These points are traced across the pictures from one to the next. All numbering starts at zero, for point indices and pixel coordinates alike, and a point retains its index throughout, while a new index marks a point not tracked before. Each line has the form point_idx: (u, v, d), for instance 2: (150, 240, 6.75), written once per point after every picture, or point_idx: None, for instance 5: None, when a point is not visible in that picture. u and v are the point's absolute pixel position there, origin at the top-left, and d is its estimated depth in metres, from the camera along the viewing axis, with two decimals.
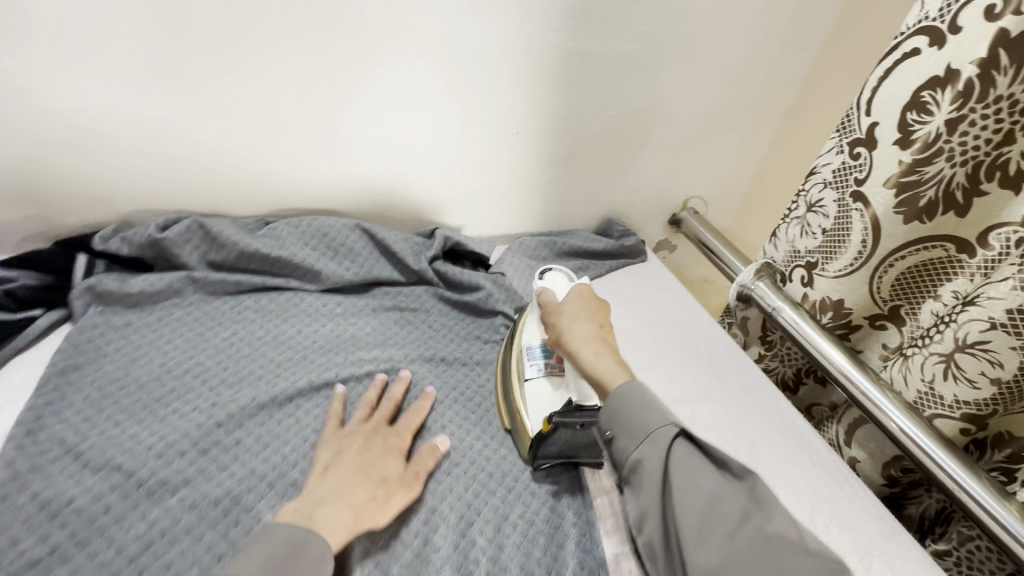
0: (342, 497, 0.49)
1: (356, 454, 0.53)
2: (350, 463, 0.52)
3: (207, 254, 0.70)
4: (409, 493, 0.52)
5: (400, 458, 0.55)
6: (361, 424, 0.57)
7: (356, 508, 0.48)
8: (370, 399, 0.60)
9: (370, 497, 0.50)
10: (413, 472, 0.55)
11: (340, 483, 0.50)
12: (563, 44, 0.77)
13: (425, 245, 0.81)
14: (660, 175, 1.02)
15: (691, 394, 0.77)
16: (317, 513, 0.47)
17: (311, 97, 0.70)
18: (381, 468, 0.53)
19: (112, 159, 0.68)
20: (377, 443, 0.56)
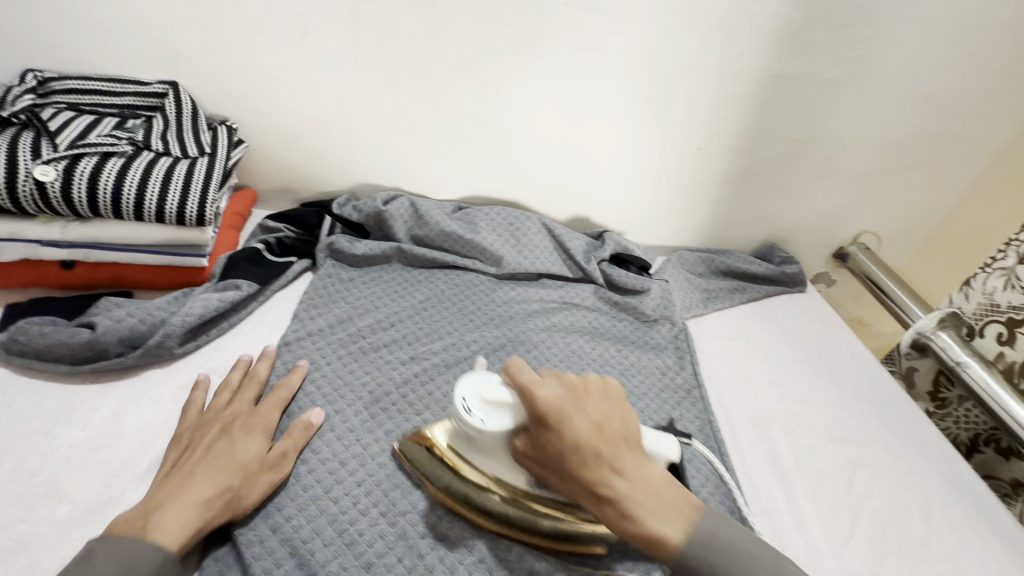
0: (182, 492, 0.43)
1: (202, 450, 0.47)
2: (203, 454, 0.47)
3: (412, 230, 0.80)
4: (265, 478, 0.48)
5: (261, 440, 0.50)
6: (221, 408, 0.52)
7: (202, 506, 0.43)
8: (259, 376, 0.57)
9: (222, 490, 0.45)
10: (277, 455, 0.50)
11: (183, 480, 0.44)
12: (767, 66, 0.78)
13: (594, 247, 0.87)
14: (834, 206, 0.98)
15: (857, 435, 0.73)
16: (152, 520, 0.41)
17: (523, 100, 0.78)
18: (239, 452, 0.48)
19: (352, 141, 0.80)
20: (233, 425, 0.50)
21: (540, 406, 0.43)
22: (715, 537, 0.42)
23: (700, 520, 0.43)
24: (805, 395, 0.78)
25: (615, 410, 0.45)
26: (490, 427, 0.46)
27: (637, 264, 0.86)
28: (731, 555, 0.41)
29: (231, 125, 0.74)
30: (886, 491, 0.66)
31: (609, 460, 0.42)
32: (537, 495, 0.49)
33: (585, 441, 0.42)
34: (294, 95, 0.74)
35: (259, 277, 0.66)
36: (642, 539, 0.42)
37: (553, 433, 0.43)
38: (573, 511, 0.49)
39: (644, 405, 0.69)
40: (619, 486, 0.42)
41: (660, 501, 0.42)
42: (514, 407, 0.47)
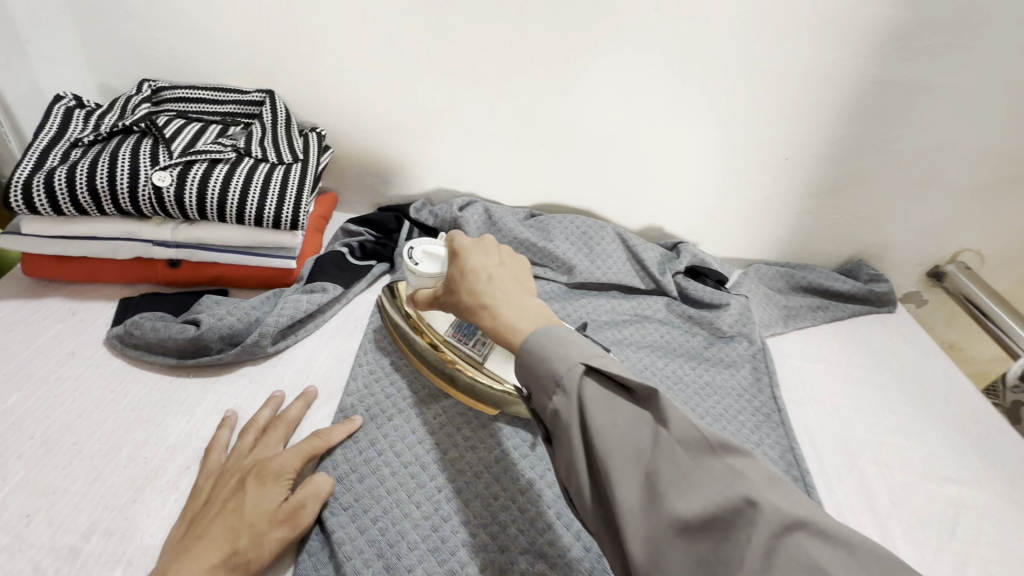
0: (189, 561, 0.39)
1: (218, 500, 0.44)
2: (218, 512, 0.43)
3: (486, 237, 0.81)
4: (278, 532, 0.43)
5: (278, 488, 0.45)
6: (245, 451, 0.49)
7: (209, 572, 0.39)
8: (289, 416, 0.53)
9: (231, 553, 0.40)
10: (293, 505, 0.45)
11: (193, 540, 0.41)
12: (868, 72, 0.73)
13: (669, 258, 0.84)
14: (933, 222, 0.91)
15: (959, 473, 0.67)
16: None
17: (605, 109, 0.76)
18: (252, 506, 0.43)
19: (432, 149, 0.81)
20: (249, 474, 0.46)
21: (456, 246, 0.48)
22: (554, 333, 0.40)
23: (556, 327, 0.41)
24: (899, 426, 0.72)
25: (517, 262, 0.49)
26: (422, 270, 0.56)
27: (715, 278, 0.82)
28: (574, 346, 0.39)
29: (320, 131, 0.77)
30: (995, 539, 0.61)
31: (495, 282, 0.45)
32: (453, 346, 0.58)
33: (479, 274, 0.46)
34: (380, 104, 0.76)
35: (344, 280, 0.68)
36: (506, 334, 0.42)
37: (456, 268, 0.48)
38: (477, 367, 0.57)
39: (723, 427, 0.66)
40: (495, 297, 0.44)
41: (526, 311, 0.43)
42: (443, 261, 0.56)
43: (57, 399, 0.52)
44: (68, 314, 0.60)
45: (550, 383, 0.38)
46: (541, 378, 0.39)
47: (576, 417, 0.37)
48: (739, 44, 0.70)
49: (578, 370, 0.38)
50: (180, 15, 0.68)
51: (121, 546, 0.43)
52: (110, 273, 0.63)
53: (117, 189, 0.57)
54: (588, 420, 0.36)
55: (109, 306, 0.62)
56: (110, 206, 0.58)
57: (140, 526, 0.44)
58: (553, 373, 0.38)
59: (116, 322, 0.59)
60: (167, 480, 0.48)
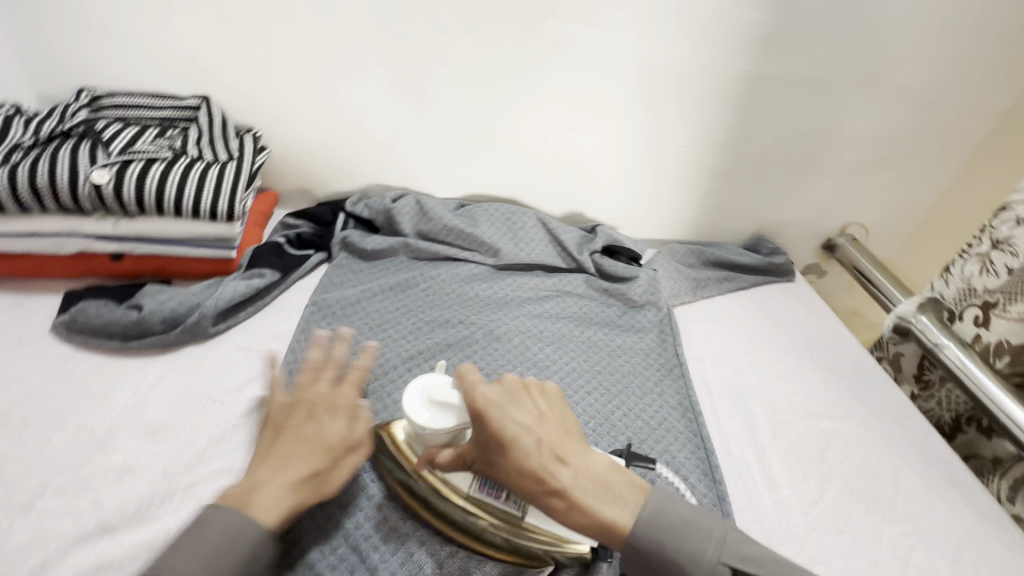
0: (281, 476, 0.49)
1: (298, 432, 0.52)
2: (293, 437, 0.52)
3: (418, 226, 0.88)
4: (350, 459, 0.53)
5: (342, 420, 0.54)
6: (308, 388, 0.56)
7: (298, 488, 0.49)
8: (337, 355, 0.59)
9: (314, 472, 0.50)
10: (359, 437, 0.54)
11: (286, 459, 0.50)
12: (745, 67, 0.83)
13: (587, 239, 0.93)
14: (820, 200, 1.03)
15: (834, 410, 0.78)
16: (254, 498, 0.47)
17: (519, 105, 0.85)
18: (326, 434, 0.52)
19: (365, 147, 0.88)
20: (319, 407, 0.54)
21: (480, 405, 0.50)
22: (665, 515, 0.47)
23: (647, 502, 0.48)
24: (786, 374, 0.82)
25: (555, 405, 0.54)
26: (429, 423, 0.52)
27: (627, 254, 0.93)
28: (698, 543, 0.46)
29: (256, 133, 0.82)
30: (858, 460, 0.71)
31: (551, 454, 0.49)
32: (484, 501, 0.53)
33: (521, 436, 0.49)
34: (312, 107, 0.83)
35: (281, 267, 0.74)
36: (596, 529, 0.47)
37: (493, 431, 0.50)
38: (515, 521, 0.52)
39: (629, 380, 0.75)
40: (562, 476, 0.48)
41: (601, 493, 0.48)
42: (457, 409, 0.52)
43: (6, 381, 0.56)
44: (15, 306, 0.64)
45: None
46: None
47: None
48: (632, 45, 0.80)
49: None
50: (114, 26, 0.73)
51: (71, 500, 0.48)
52: (53, 268, 0.67)
53: (59, 186, 0.62)
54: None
55: (54, 299, 0.66)
56: (53, 203, 0.63)
57: (89, 482, 0.50)
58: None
59: (63, 310, 0.64)
60: (113, 444, 0.53)
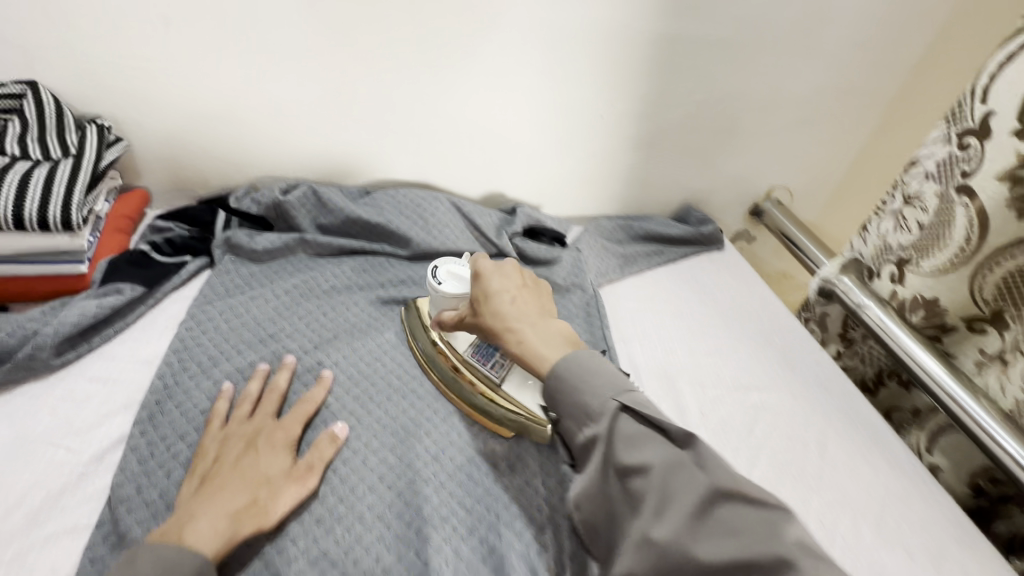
0: (215, 506, 0.47)
1: (234, 463, 0.51)
2: (231, 468, 0.50)
3: (317, 219, 0.79)
4: (295, 487, 0.50)
5: (284, 453, 0.53)
6: (246, 421, 0.55)
7: (233, 517, 0.47)
8: (279, 388, 0.59)
9: (251, 501, 0.48)
10: (304, 466, 0.52)
11: (218, 491, 0.48)
12: (655, 29, 0.78)
13: (506, 221, 0.88)
14: (743, 165, 1.01)
15: (761, 380, 0.77)
16: (184, 531, 0.44)
17: (415, 79, 0.76)
18: (264, 468, 0.51)
19: (246, 133, 0.77)
20: (257, 438, 0.53)
21: (479, 269, 0.61)
22: (575, 368, 0.51)
23: (576, 353, 0.54)
24: (715, 347, 0.81)
25: (540, 292, 0.64)
26: (446, 290, 0.63)
27: (550, 235, 0.88)
28: (603, 382, 0.50)
29: (106, 123, 0.71)
30: (785, 431, 0.70)
31: (521, 312, 0.58)
32: (474, 367, 0.62)
33: (497, 295, 0.59)
34: (173, 89, 0.71)
35: (146, 280, 0.65)
36: (532, 361, 0.54)
37: (480, 289, 0.60)
38: (494, 388, 0.61)
39: None
40: (521, 329, 0.57)
41: (548, 340, 0.56)
42: (464, 282, 0.64)
43: None
44: None
45: (584, 416, 0.49)
46: (573, 405, 0.50)
47: (607, 453, 0.46)
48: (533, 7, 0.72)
49: (610, 405, 0.48)
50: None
51: None
52: None
53: None
54: (621, 458, 0.45)
55: None
56: None
57: None
58: (586, 407, 0.49)
59: None
60: None
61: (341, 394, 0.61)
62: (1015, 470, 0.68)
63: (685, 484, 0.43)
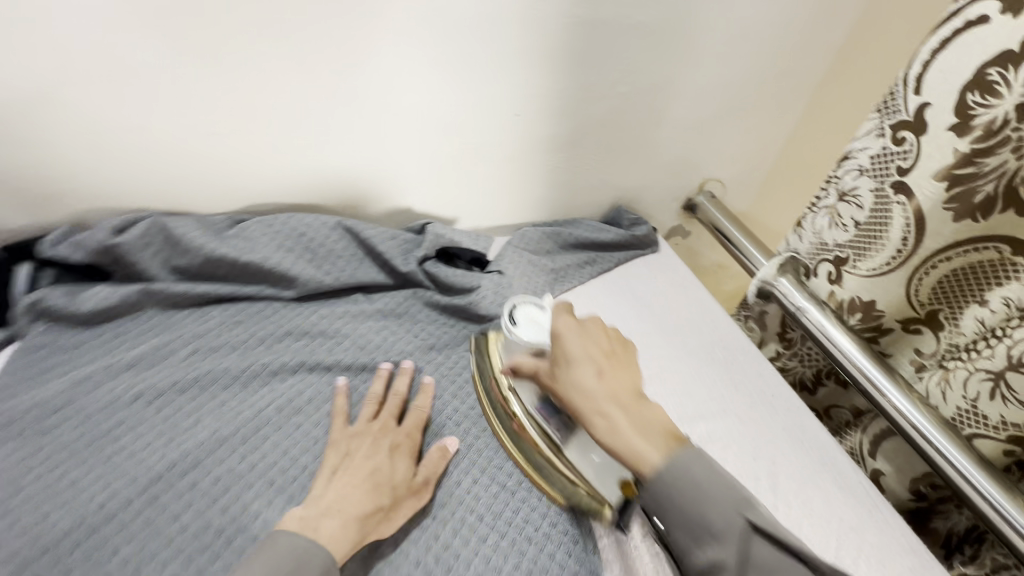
0: (346, 509, 0.49)
1: (365, 459, 0.53)
2: (360, 467, 0.53)
3: (171, 260, 0.63)
4: (409, 499, 0.54)
5: (408, 463, 0.55)
6: (375, 428, 0.57)
7: (360, 521, 0.48)
8: (375, 394, 0.60)
9: (376, 507, 0.50)
10: (421, 479, 0.55)
11: (347, 487, 0.50)
12: (568, 12, 0.66)
13: (414, 241, 0.74)
14: (674, 159, 0.93)
15: (704, 408, 0.71)
16: (321, 524, 0.47)
17: (276, 80, 0.61)
18: (389, 475, 0.53)
19: (56, 160, 0.59)
20: (386, 443, 0.56)
21: (558, 332, 0.55)
22: (675, 480, 0.43)
23: (683, 464, 0.44)
24: (652, 375, 0.74)
25: (632, 375, 0.52)
26: (520, 333, 0.62)
27: (467, 257, 0.76)
28: (721, 495, 0.42)
29: None
30: (734, 466, 0.65)
31: (608, 388, 0.50)
32: (536, 421, 0.60)
33: (580, 363, 0.52)
34: None
35: None
36: (629, 448, 0.46)
37: (559, 351, 0.54)
38: (558, 453, 0.58)
39: (469, 428, 0.62)
40: (612, 403, 0.49)
41: (646, 434, 0.47)
42: (541, 330, 0.62)
43: None
44: None
45: (705, 535, 0.41)
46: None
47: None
48: None
49: (740, 524, 0.41)
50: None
51: None
52: None
53: None
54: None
55: None
56: None
57: None
58: (709, 526, 0.41)
59: None
60: None
61: (201, 506, 0.49)
62: (960, 484, 0.66)
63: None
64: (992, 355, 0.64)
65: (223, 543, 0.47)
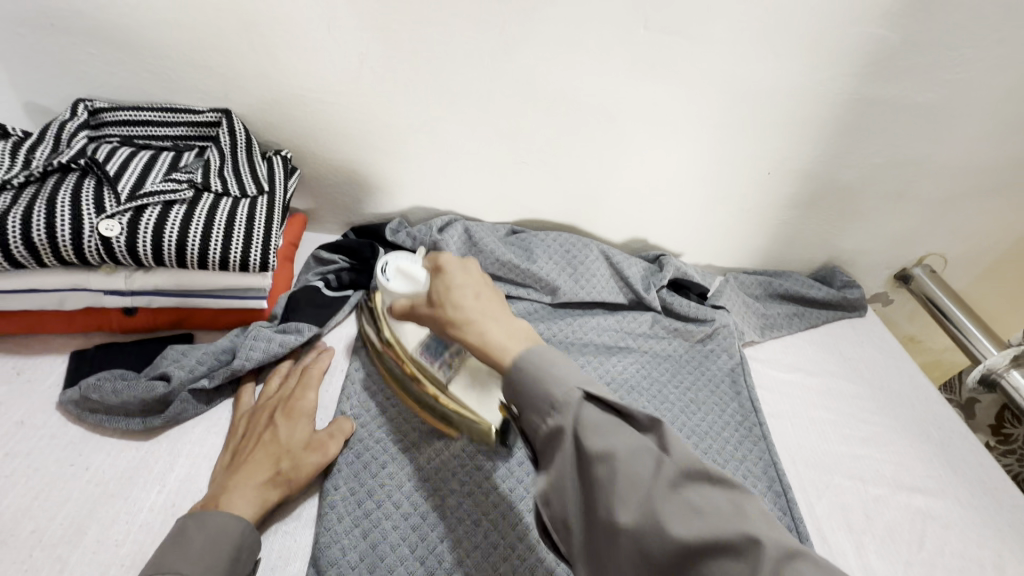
0: (244, 479, 0.48)
1: (257, 433, 0.52)
2: (256, 440, 0.52)
3: (466, 257, 0.78)
4: (313, 459, 0.52)
5: (306, 423, 0.54)
6: (274, 394, 0.57)
7: (260, 486, 0.48)
8: (280, 369, 0.60)
9: (277, 473, 0.50)
10: (319, 436, 0.54)
11: (244, 463, 0.50)
12: (853, 90, 0.72)
13: (653, 272, 0.84)
14: (905, 230, 0.93)
15: (926, 483, 0.71)
16: (220, 497, 0.47)
17: (587, 125, 0.73)
18: (286, 437, 0.52)
19: (409, 168, 0.76)
20: (280, 410, 0.54)
21: (438, 262, 0.52)
22: (540, 360, 0.43)
23: (540, 348, 0.45)
24: (871, 437, 0.75)
25: (474, 274, 0.52)
26: (392, 286, 0.58)
27: (696, 291, 0.83)
28: (567, 369, 0.42)
29: (285, 155, 0.70)
30: (959, 546, 0.65)
31: (483, 302, 0.49)
32: (421, 365, 0.58)
33: (458, 288, 0.50)
34: (348, 121, 0.70)
35: (319, 319, 0.64)
36: (488, 351, 0.46)
37: (438, 283, 0.50)
38: (438, 386, 0.57)
39: (706, 444, 0.69)
40: (475, 310, 0.48)
41: (511, 329, 0.47)
42: (415, 280, 0.57)
43: (8, 480, 0.48)
44: (12, 376, 0.55)
45: (545, 406, 0.41)
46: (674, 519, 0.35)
47: (652, 522, 0.36)
48: (727, 61, 0.67)
49: (575, 395, 0.40)
50: (101, 28, 0.60)
51: None
52: (57, 324, 0.58)
53: (53, 239, 0.51)
54: (667, 532, 0.35)
55: (59, 361, 0.58)
56: (52, 258, 0.52)
57: None
58: (549, 397, 0.41)
59: (67, 385, 0.54)
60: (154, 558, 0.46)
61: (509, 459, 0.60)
62: None
63: (647, 468, 0.38)
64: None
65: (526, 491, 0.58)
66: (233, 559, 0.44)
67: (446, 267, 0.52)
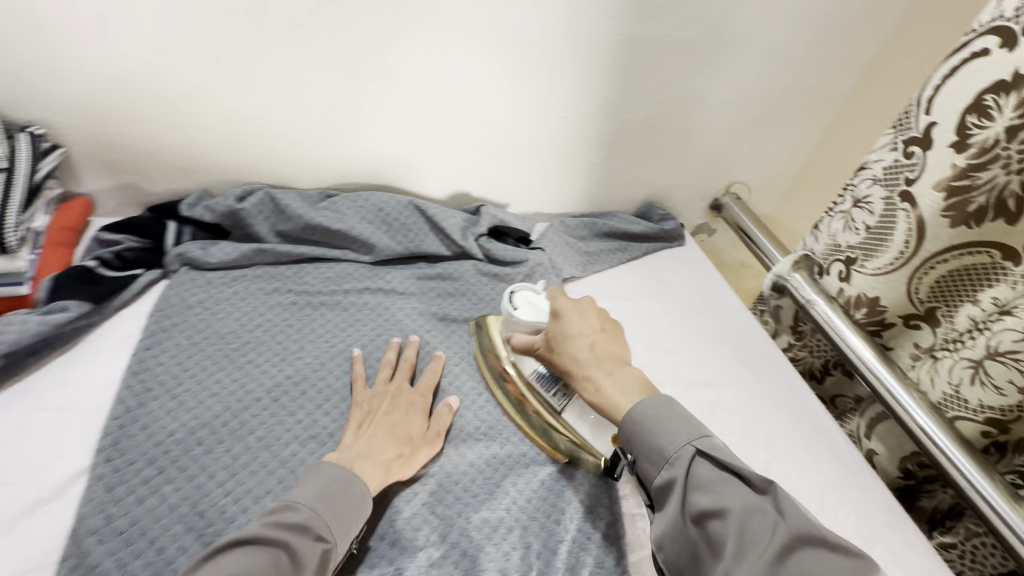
0: (373, 453, 0.55)
1: (383, 417, 0.60)
2: (380, 420, 0.59)
3: (276, 225, 0.77)
4: (426, 447, 0.60)
5: (421, 417, 0.62)
6: (386, 385, 0.64)
7: (386, 464, 0.55)
8: (389, 359, 0.67)
9: (397, 454, 0.57)
10: (434, 429, 0.62)
11: (372, 436, 0.57)
12: (619, 31, 0.77)
13: (471, 222, 0.87)
14: (705, 162, 1.02)
15: (715, 378, 0.81)
16: (356, 462, 0.54)
17: (369, 77, 0.73)
18: (406, 428, 0.60)
19: (193, 137, 0.73)
20: (402, 400, 0.63)
21: (558, 307, 0.61)
22: (658, 413, 0.51)
23: (656, 397, 0.52)
24: (674, 346, 0.84)
25: (591, 317, 0.61)
26: (520, 314, 0.65)
27: (514, 235, 0.88)
28: (678, 427, 0.49)
29: (38, 133, 0.66)
30: (736, 426, 0.75)
31: (598, 353, 0.58)
32: (534, 389, 0.64)
33: (574, 338, 0.59)
34: (107, 90, 0.66)
35: (94, 296, 0.63)
36: (604, 406, 0.55)
37: (557, 329, 0.60)
38: (555, 415, 0.63)
39: None
40: (597, 367, 0.57)
41: (626, 385, 0.55)
42: (542, 310, 0.66)
43: None
44: None
45: (659, 459, 0.48)
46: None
47: (683, 489, 0.46)
48: (490, 7, 0.70)
49: (688, 450, 0.48)
50: None
51: None
52: None
53: None
54: (694, 499, 0.45)
55: None
56: None
57: None
58: (663, 451, 0.48)
59: None
60: None
61: (310, 411, 0.61)
62: (961, 488, 0.67)
63: (764, 530, 0.42)
64: (973, 345, 0.67)
65: (328, 439, 0.60)
66: (352, 511, 0.49)
67: (564, 312, 0.61)
